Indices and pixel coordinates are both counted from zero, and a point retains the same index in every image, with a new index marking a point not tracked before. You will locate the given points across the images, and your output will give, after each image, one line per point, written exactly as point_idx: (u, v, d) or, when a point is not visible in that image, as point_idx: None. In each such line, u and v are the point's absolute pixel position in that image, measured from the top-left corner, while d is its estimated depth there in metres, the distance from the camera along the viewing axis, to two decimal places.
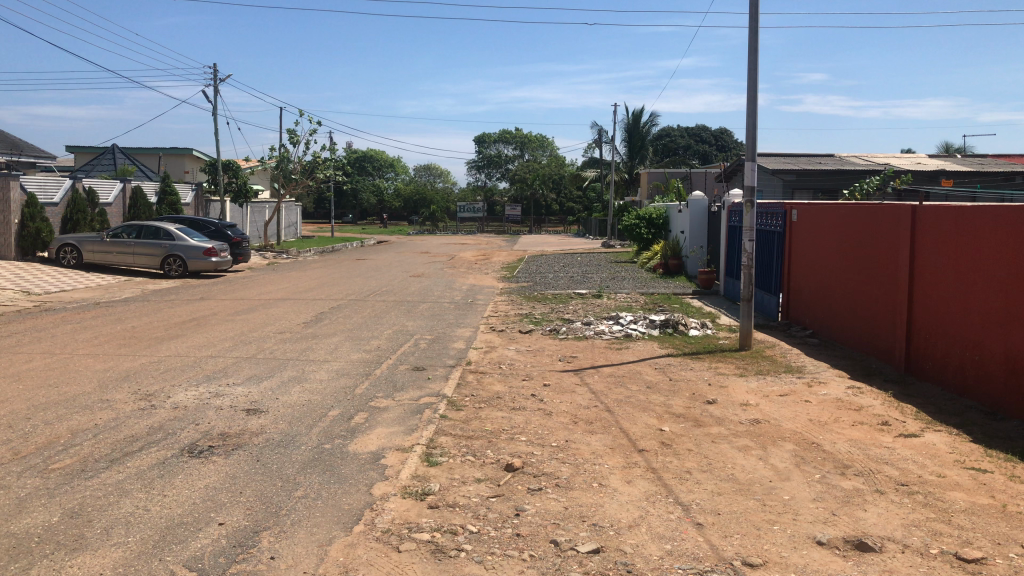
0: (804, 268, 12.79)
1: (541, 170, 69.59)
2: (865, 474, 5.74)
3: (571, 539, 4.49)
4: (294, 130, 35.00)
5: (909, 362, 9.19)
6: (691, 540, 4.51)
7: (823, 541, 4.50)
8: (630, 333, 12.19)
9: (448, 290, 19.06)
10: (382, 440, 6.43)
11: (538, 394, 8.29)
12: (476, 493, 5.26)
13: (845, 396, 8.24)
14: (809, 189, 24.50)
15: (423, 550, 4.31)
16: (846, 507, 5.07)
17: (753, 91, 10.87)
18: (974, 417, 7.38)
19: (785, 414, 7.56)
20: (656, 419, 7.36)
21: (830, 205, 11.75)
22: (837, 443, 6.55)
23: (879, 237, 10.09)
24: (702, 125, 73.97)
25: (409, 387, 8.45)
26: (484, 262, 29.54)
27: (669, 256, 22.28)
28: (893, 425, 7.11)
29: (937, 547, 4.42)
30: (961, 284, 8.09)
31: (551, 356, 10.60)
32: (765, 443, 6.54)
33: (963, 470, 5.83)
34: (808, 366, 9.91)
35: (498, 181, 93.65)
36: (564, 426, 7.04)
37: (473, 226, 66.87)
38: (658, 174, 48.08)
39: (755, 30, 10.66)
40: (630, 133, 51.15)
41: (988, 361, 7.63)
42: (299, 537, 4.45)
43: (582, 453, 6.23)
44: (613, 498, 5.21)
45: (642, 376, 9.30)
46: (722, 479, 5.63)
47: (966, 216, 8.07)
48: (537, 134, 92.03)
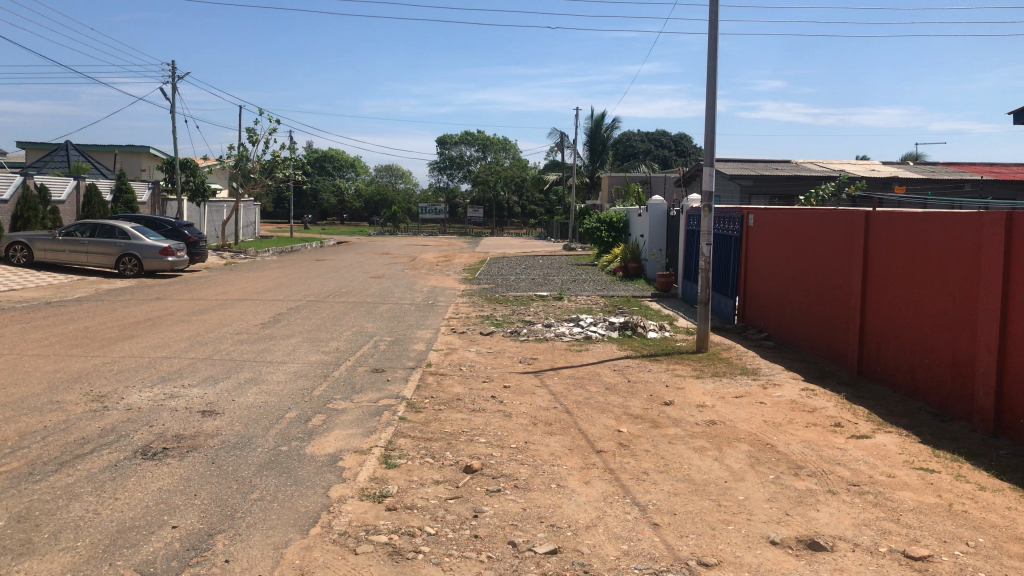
0: (761, 273, 12.97)
1: (502, 172, 69.81)
2: (818, 475, 5.83)
3: (529, 540, 4.51)
4: (253, 129, 34.72)
5: (861, 364, 9.37)
6: (647, 540, 4.56)
7: (776, 540, 4.57)
8: (590, 335, 12.27)
9: (408, 292, 19.03)
10: (339, 442, 6.40)
11: (497, 396, 8.31)
12: (434, 495, 5.24)
13: (799, 398, 8.38)
14: (765, 195, 25.05)
15: (381, 553, 4.30)
16: (798, 507, 5.15)
17: (711, 97, 11.02)
18: (923, 419, 7.55)
19: (739, 415, 7.66)
20: (614, 421, 7.42)
21: (784, 211, 12.00)
22: (790, 444, 6.66)
23: (833, 245, 10.28)
24: (660, 132, 75.37)
25: (367, 389, 8.41)
26: (445, 265, 28.82)
27: (629, 259, 22.44)
28: (845, 427, 7.24)
29: (885, 546, 4.51)
30: (913, 290, 8.28)
31: (511, 358, 10.63)
32: (720, 444, 6.63)
33: (911, 471, 5.96)
34: (762, 368, 10.07)
35: (458, 182, 93.43)
36: (524, 428, 7.07)
37: (434, 227, 66.70)
38: (618, 178, 48.80)
39: (715, 38, 10.84)
40: (591, 137, 51.60)
41: (937, 365, 7.83)
42: (253, 539, 4.41)
43: (540, 455, 6.25)
44: (570, 498, 5.24)
45: (601, 378, 9.36)
46: (677, 479, 5.70)
47: (916, 223, 8.28)
48: (499, 138, 92.78)
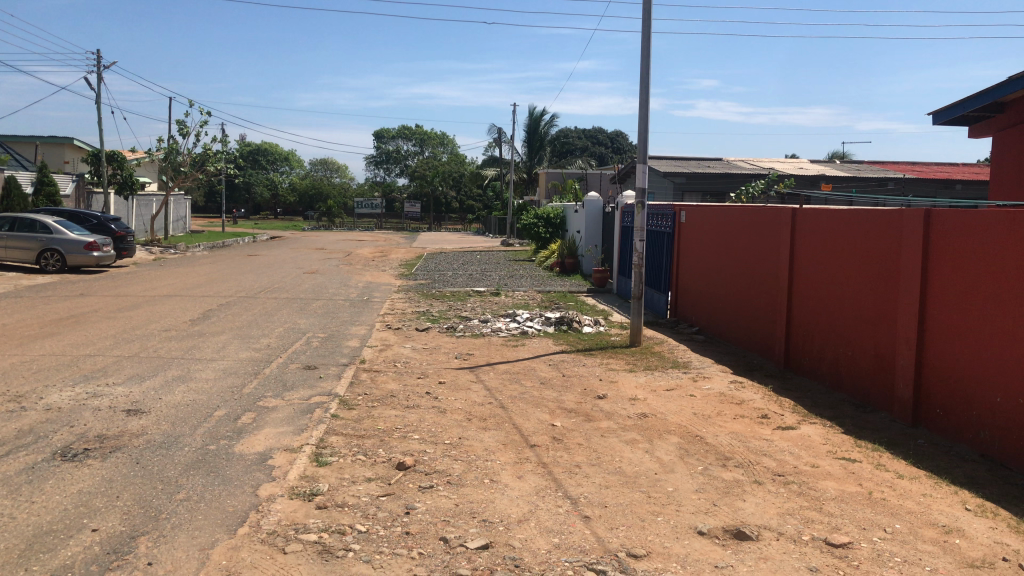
0: (692, 268, 13.19)
1: (440, 167, 69.48)
2: (745, 466, 5.96)
3: (460, 536, 4.51)
4: (183, 121, 33.88)
5: (788, 358, 9.60)
6: (578, 533, 4.60)
7: (703, 531, 4.66)
8: (525, 331, 12.32)
9: (343, 287, 18.83)
10: (269, 440, 6.30)
11: (432, 392, 8.27)
12: (366, 493, 5.20)
13: (728, 390, 8.56)
14: (698, 192, 25.47)
15: (310, 552, 4.25)
16: (726, 498, 5.26)
17: (644, 94, 11.15)
18: (846, 410, 7.78)
19: (670, 408, 7.79)
20: (548, 415, 7.46)
21: (715, 208, 12.22)
22: (719, 436, 6.80)
23: (761, 241, 10.52)
24: (597, 129, 75.99)
25: (299, 386, 8.29)
26: (381, 260, 28.62)
27: (565, 255, 22.59)
28: (771, 418, 7.42)
29: (808, 534, 4.64)
30: (837, 284, 8.51)
31: (447, 354, 10.60)
32: (651, 437, 6.73)
33: (834, 460, 6.14)
34: (693, 361, 10.24)
35: (395, 177, 92.66)
36: (458, 423, 7.06)
37: (370, 222, 66.04)
38: (555, 174, 49.03)
39: (648, 36, 10.96)
40: (529, 133, 51.72)
41: (859, 357, 8.07)
42: (178, 540, 4.31)
43: (474, 450, 6.25)
44: (503, 493, 5.26)
45: (536, 373, 9.41)
46: (609, 472, 5.77)
47: (840, 219, 8.51)
48: (436, 133, 92.37)
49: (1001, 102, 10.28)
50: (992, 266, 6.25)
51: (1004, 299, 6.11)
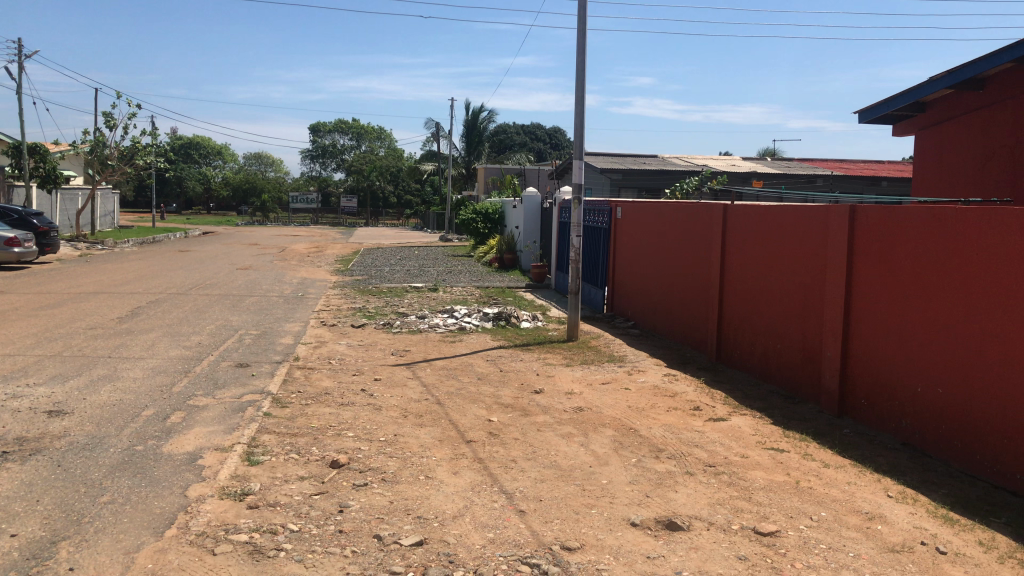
0: (628, 263, 13.34)
1: (377, 161, 68.82)
2: (678, 457, 6.06)
3: (395, 533, 4.48)
4: (110, 113, 32.88)
5: (721, 351, 9.78)
6: (513, 528, 4.61)
7: (636, 522, 4.72)
8: (463, 326, 12.30)
9: (278, 283, 18.54)
10: (199, 440, 6.16)
11: (368, 389, 8.20)
12: (298, 492, 5.13)
13: (662, 383, 8.68)
14: (634, 188, 25.74)
15: (240, 552, 4.17)
16: (658, 489, 5.34)
17: (581, 90, 11.22)
18: (775, 402, 7.96)
19: (606, 401, 7.87)
20: (484, 410, 7.47)
21: (650, 204, 12.38)
22: (652, 428, 6.89)
23: (695, 237, 10.68)
24: (536, 124, 76.20)
25: (231, 384, 8.13)
26: (317, 255, 28.23)
27: (504, 250, 22.62)
28: (703, 410, 7.56)
29: (738, 523, 4.74)
30: (767, 279, 8.69)
31: (383, 350, 10.52)
32: (586, 431, 6.79)
33: (763, 451, 6.28)
34: (629, 355, 10.36)
35: (332, 172, 91.44)
36: (394, 420, 7.01)
37: (307, 217, 65.06)
38: (494, 169, 49.01)
39: (584, 32, 11.04)
40: (468, 128, 51.58)
41: (788, 350, 8.26)
42: (102, 544, 4.19)
43: (410, 447, 6.22)
44: (438, 490, 5.24)
45: (473, 369, 9.41)
46: (544, 466, 5.80)
47: (769, 215, 8.70)
48: (374, 127, 91.54)
49: (922, 102, 10.63)
50: (916, 262, 6.44)
51: (927, 294, 6.31)
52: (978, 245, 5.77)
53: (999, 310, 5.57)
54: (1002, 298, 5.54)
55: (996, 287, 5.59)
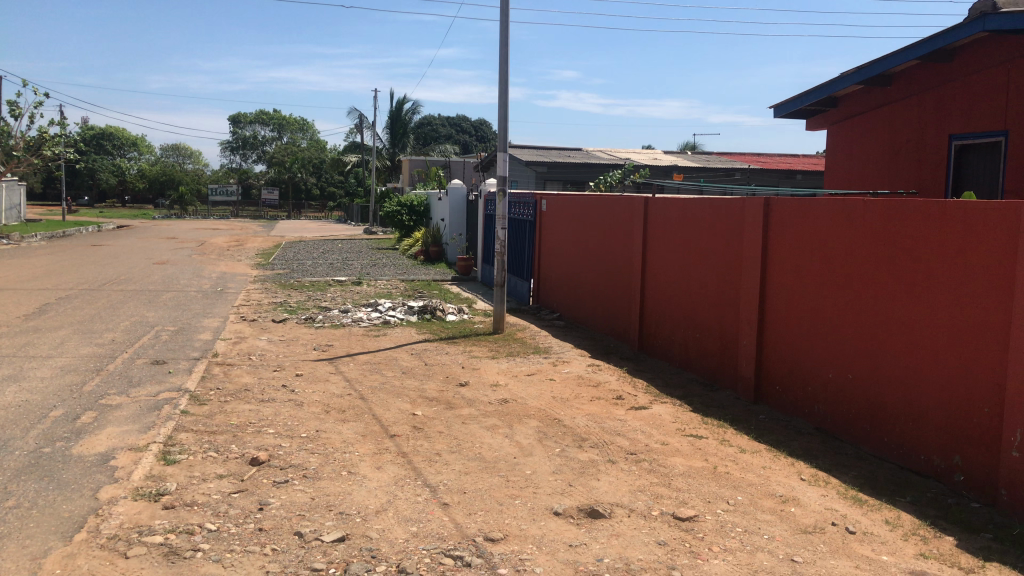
0: (553, 255, 13.44)
1: (300, 153, 67.65)
2: (600, 446, 6.14)
3: (316, 529, 4.42)
4: (15, 102, 31.47)
5: (642, 341, 9.94)
6: (437, 520, 4.61)
7: (558, 511, 4.77)
8: (388, 320, 12.21)
9: (196, 278, 18.06)
10: (112, 440, 5.97)
11: (289, 385, 8.07)
12: (216, 490, 5.02)
13: (585, 373, 8.79)
14: (559, 181, 25.91)
15: (155, 554, 4.06)
16: (581, 478, 5.41)
17: (504, 83, 11.23)
18: (695, 389, 8.15)
19: (530, 392, 7.92)
20: (409, 404, 7.43)
21: (574, 196, 12.49)
22: (576, 418, 6.97)
23: (617, 229, 10.83)
24: (461, 117, 76.01)
25: (146, 382, 7.90)
26: (237, 249, 27.61)
27: (429, 243, 22.51)
28: (625, 399, 7.68)
29: (658, 509, 4.84)
30: (686, 270, 8.87)
31: (305, 345, 10.37)
32: (511, 422, 6.82)
33: (683, 437, 6.42)
34: (553, 346, 10.44)
35: (253, 164, 89.50)
36: (316, 416, 6.92)
37: (226, 210, 63.55)
38: (419, 162, 48.71)
39: (506, 25, 11.05)
40: (392, 120, 51.14)
41: (707, 339, 8.45)
42: (6, 551, 4.03)
43: (332, 442, 6.15)
44: (361, 485, 5.20)
45: (398, 362, 9.35)
46: (469, 458, 5.81)
47: (688, 208, 8.86)
48: (296, 119, 89.96)
49: (834, 97, 10.98)
50: (826, 254, 6.66)
51: (837, 285, 6.54)
52: (883, 237, 6.01)
53: (903, 300, 5.81)
54: (906, 288, 5.79)
55: (901, 278, 5.83)
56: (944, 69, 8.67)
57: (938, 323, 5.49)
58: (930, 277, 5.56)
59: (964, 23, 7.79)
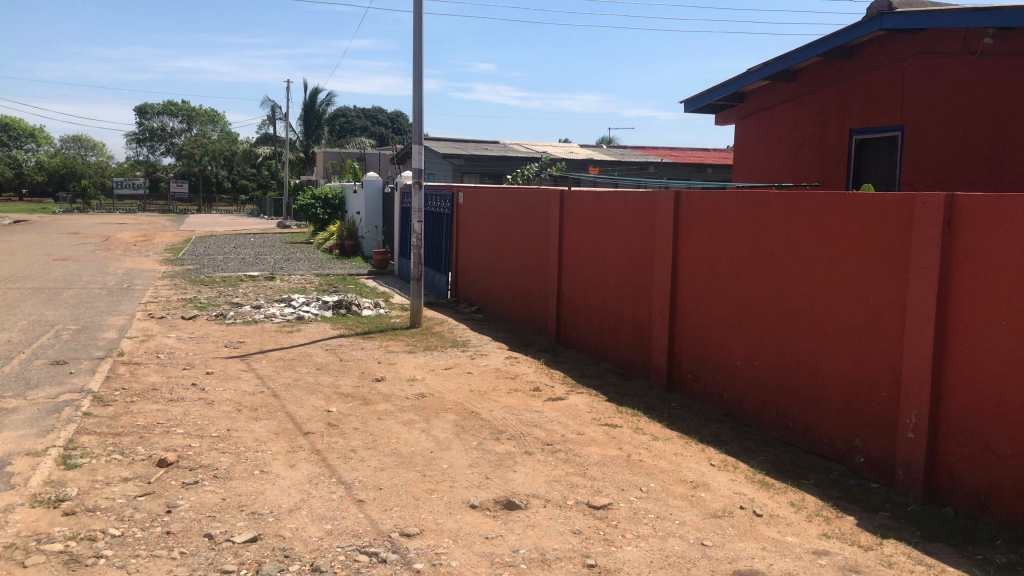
0: (471, 248, 13.43)
1: (210, 145, 65.79)
2: (517, 438, 6.18)
3: (227, 530, 4.32)
4: None
5: (559, 332, 10.03)
6: (352, 518, 4.56)
7: (475, 504, 4.77)
8: (302, 315, 12.00)
9: (99, 274, 17.38)
10: (7, 445, 5.70)
11: (199, 384, 7.85)
12: (121, 494, 4.85)
13: (503, 366, 8.82)
14: (476, 174, 25.88)
15: (54, 563, 3.90)
16: (498, 470, 5.43)
17: (418, 75, 11.15)
18: (611, 379, 8.27)
19: (447, 386, 7.91)
20: (323, 401, 7.32)
21: (491, 189, 12.50)
22: (493, 411, 6.99)
23: (534, 222, 10.90)
24: (377, 109, 75.20)
25: (45, 384, 7.56)
26: (144, 244, 26.68)
27: (345, 236, 22.20)
28: (542, 391, 7.74)
29: (573, 499, 4.90)
30: (601, 261, 8.98)
31: (216, 342, 10.10)
32: (428, 416, 6.80)
33: (598, 427, 6.51)
34: (471, 340, 10.44)
35: (160, 156, 86.60)
36: (228, 415, 6.75)
37: (132, 204, 61.35)
38: (334, 154, 47.99)
39: (420, 17, 10.96)
40: (306, 112, 50.22)
41: (621, 329, 8.58)
42: None
43: (244, 441, 6.01)
44: (274, 483, 5.11)
45: (312, 359, 9.20)
46: (385, 454, 5.77)
47: (602, 200, 8.98)
48: (205, 110, 87.44)
49: (742, 93, 11.28)
50: (734, 246, 6.85)
51: (744, 276, 6.73)
52: (788, 230, 6.21)
53: (806, 290, 6.02)
54: (809, 278, 6.00)
55: (804, 270, 6.04)
56: (845, 66, 9.00)
57: (838, 312, 5.71)
58: (831, 267, 5.78)
59: (861, 21, 8.12)
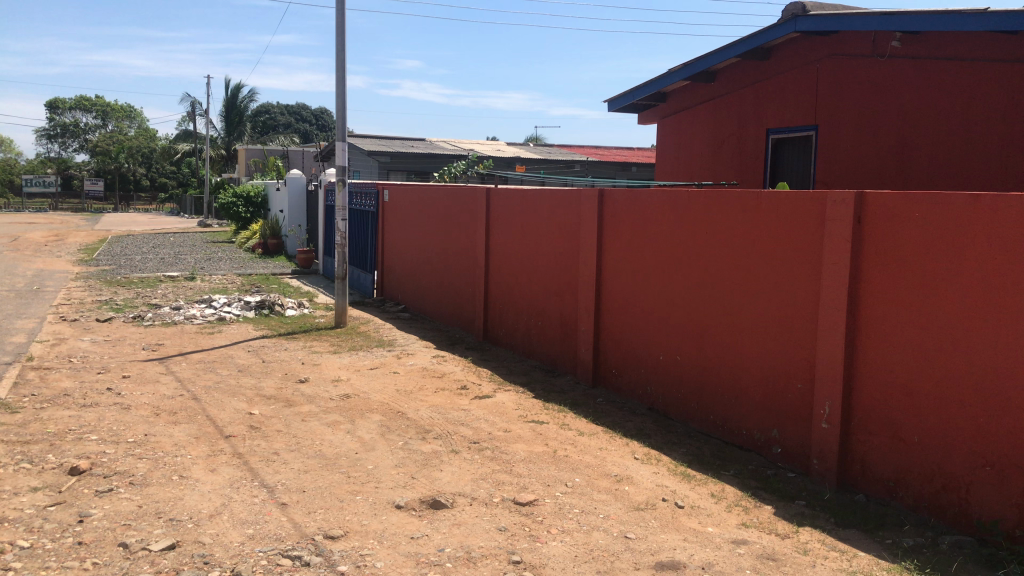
0: (397, 247, 13.33)
1: (126, 142, 63.75)
2: (443, 437, 6.17)
3: (143, 538, 4.20)
4: None
5: (486, 330, 10.04)
6: (274, 521, 4.48)
7: (400, 505, 4.74)
8: (223, 316, 11.74)
9: (7, 276, 16.66)
10: None
11: (114, 388, 7.60)
12: (30, 505, 4.67)
13: (429, 365, 8.78)
14: (402, 171, 25.69)
15: None
16: (423, 470, 5.41)
17: (341, 71, 11.01)
18: (537, 376, 8.32)
19: (373, 386, 7.84)
20: (245, 403, 7.18)
21: (417, 188, 12.43)
22: (419, 410, 6.95)
23: (460, 220, 10.88)
24: (301, 106, 74.04)
25: None
26: (55, 244, 25.67)
27: (268, 235, 21.78)
28: (469, 389, 7.74)
29: (499, 496, 4.91)
30: (527, 259, 9.03)
31: (132, 345, 9.80)
32: (353, 417, 6.73)
33: (524, 424, 6.54)
34: (397, 339, 10.36)
35: (73, 152, 83.52)
36: (145, 419, 6.56)
37: (44, 203, 59.03)
38: (256, 152, 47.06)
39: (342, 12, 10.83)
40: (227, 108, 49.12)
41: (548, 326, 8.64)
42: None
43: (162, 447, 5.85)
44: (193, 489, 4.98)
45: (234, 360, 9.01)
46: (309, 456, 5.68)
47: (528, 199, 9.02)
48: (121, 105, 84.70)
49: (664, 93, 11.47)
50: (656, 243, 6.97)
51: (666, 272, 6.85)
52: (706, 226, 6.35)
53: (725, 285, 6.17)
54: (728, 274, 6.14)
55: (723, 266, 6.18)
56: (762, 68, 9.23)
57: (756, 306, 5.86)
58: (749, 263, 5.92)
59: (775, 24, 8.35)
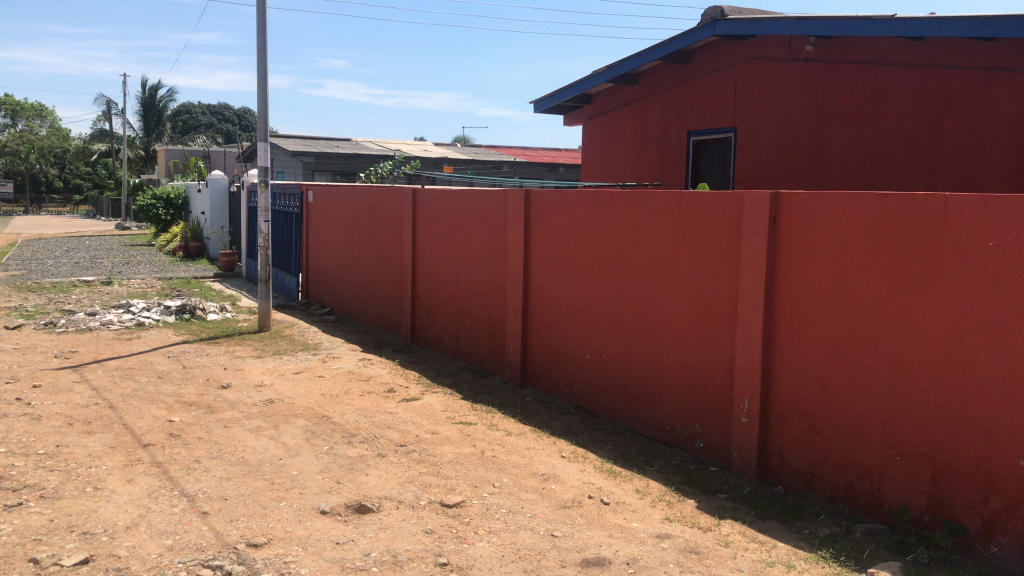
0: (322, 249, 13.15)
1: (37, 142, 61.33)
2: (369, 441, 6.11)
3: (55, 553, 4.05)
4: None
5: (414, 332, 9.99)
6: (194, 531, 4.38)
7: (325, 510, 4.68)
8: (142, 322, 11.40)
9: None
10: None
11: (24, 398, 7.30)
12: None
13: (356, 368, 8.69)
14: (328, 171, 25.33)
15: None
16: (349, 474, 5.35)
17: (262, 70, 10.80)
18: (465, 377, 8.32)
19: (297, 391, 7.72)
20: (164, 411, 6.98)
21: (343, 189, 12.28)
22: (345, 414, 6.87)
23: (387, 221, 10.79)
24: (223, 105, 72.44)
25: None
26: None
27: (188, 238, 21.20)
28: (396, 391, 7.69)
29: (426, 499, 4.89)
30: (455, 260, 9.01)
31: (44, 353, 9.42)
32: (277, 422, 6.61)
33: (452, 425, 6.53)
34: (323, 342, 10.22)
35: None
36: (57, 430, 6.32)
37: None
38: (176, 152, 45.84)
39: (263, 10, 10.63)
40: (144, 107, 47.72)
41: (475, 327, 8.65)
42: None
43: (76, 457, 5.65)
44: (108, 500, 4.82)
45: (152, 367, 8.75)
46: (231, 463, 5.56)
47: (454, 199, 9.00)
48: (31, 103, 81.46)
49: (588, 94, 11.58)
50: (581, 243, 7.03)
51: (591, 271, 6.92)
52: (630, 227, 6.43)
53: (648, 284, 6.27)
54: (651, 273, 6.24)
55: (646, 266, 6.28)
56: (683, 70, 9.42)
57: (678, 304, 5.97)
58: (671, 263, 6.03)
59: (695, 27, 8.53)
